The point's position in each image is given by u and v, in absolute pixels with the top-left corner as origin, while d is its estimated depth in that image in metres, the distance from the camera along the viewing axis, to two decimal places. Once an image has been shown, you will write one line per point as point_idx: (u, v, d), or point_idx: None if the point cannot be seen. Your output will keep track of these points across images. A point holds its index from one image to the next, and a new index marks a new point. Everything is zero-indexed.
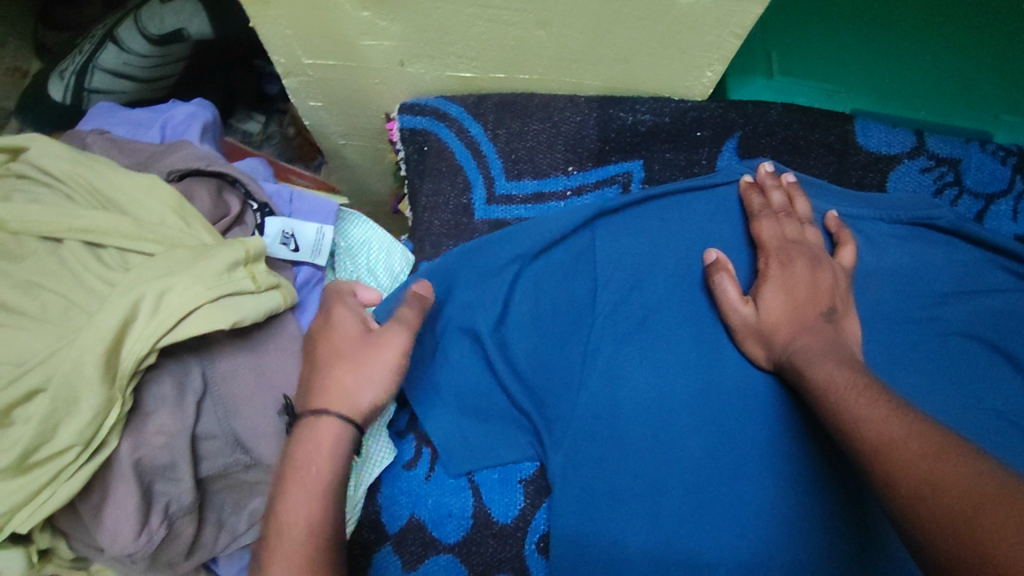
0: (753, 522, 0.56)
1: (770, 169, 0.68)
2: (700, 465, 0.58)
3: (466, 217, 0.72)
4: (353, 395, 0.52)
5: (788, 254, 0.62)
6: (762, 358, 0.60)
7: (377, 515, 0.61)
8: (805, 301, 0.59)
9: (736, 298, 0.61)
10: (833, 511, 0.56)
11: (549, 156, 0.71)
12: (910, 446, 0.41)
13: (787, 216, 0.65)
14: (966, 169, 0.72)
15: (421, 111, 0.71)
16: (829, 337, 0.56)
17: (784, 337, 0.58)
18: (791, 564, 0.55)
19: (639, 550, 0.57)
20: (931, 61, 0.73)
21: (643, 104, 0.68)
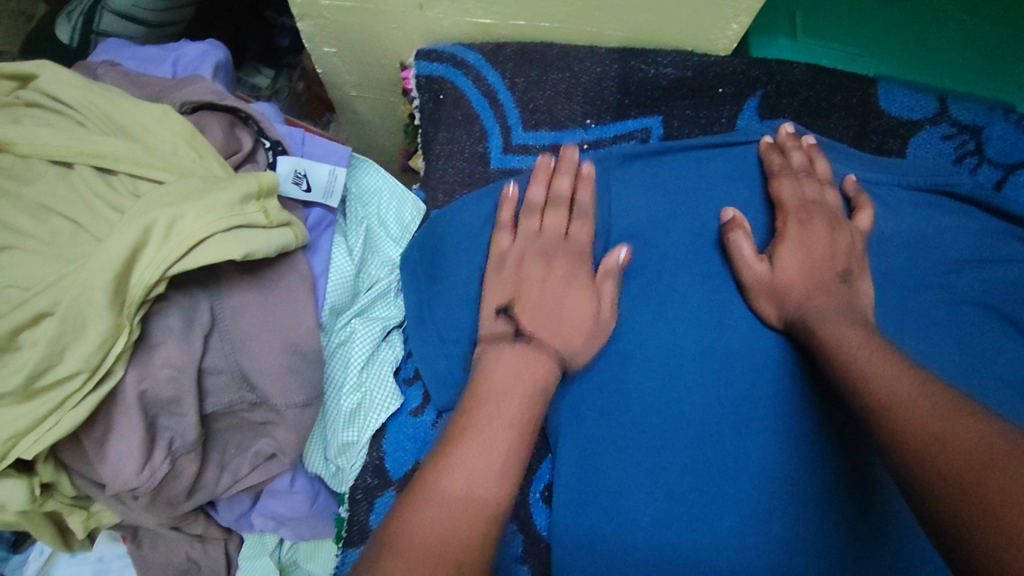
0: (757, 478, 0.56)
1: (792, 130, 0.67)
2: (706, 422, 0.58)
3: (482, 165, 0.70)
4: (562, 300, 0.56)
5: (808, 214, 0.61)
6: (773, 317, 0.59)
7: (381, 460, 0.61)
8: (823, 261, 0.59)
9: (751, 255, 0.60)
10: (839, 471, 0.55)
11: (568, 107, 0.70)
12: (918, 406, 0.42)
13: (808, 176, 0.64)
14: (988, 138, 0.71)
15: (437, 58, 0.70)
16: (843, 298, 0.56)
17: (798, 294, 0.58)
18: (793, 522, 0.54)
19: (641, 504, 0.56)
20: (958, 27, 0.70)
21: (665, 56, 0.66)
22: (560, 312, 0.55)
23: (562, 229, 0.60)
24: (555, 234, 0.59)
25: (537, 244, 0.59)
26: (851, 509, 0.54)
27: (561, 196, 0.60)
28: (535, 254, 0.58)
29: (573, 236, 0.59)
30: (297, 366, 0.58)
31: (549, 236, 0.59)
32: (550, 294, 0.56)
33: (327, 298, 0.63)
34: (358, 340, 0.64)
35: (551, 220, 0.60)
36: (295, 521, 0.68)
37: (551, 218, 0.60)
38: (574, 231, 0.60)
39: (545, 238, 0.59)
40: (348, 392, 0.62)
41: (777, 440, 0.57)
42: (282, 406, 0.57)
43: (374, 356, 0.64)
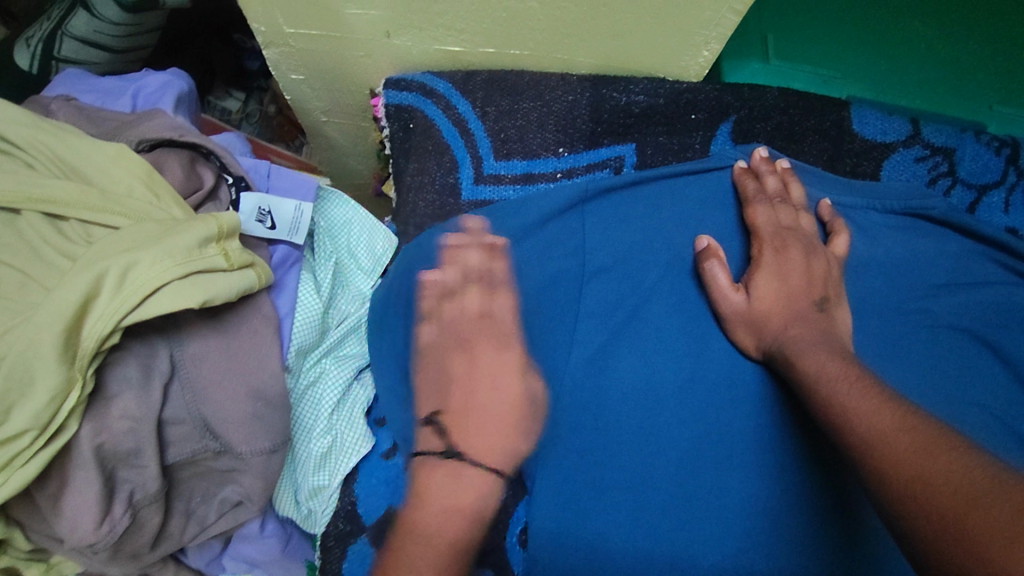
0: (739, 514, 0.55)
1: (763, 155, 0.66)
2: (686, 457, 0.57)
3: (453, 198, 0.67)
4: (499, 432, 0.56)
5: (782, 241, 0.61)
6: (750, 347, 0.59)
7: (354, 506, 0.58)
8: (799, 290, 0.58)
9: (726, 285, 0.59)
10: (824, 504, 0.55)
11: (539, 135, 0.67)
12: (896, 442, 0.41)
13: (782, 203, 0.63)
14: (960, 160, 0.68)
15: (406, 86, 0.68)
16: (821, 328, 0.56)
17: (776, 325, 0.57)
18: (775, 558, 0.53)
19: (621, 545, 0.54)
20: (927, 50, 0.72)
21: (637, 84, 0.65)
22: (482, 431, 0.55)
23: (479, 307, 0.60)
24: (471, 315, 0.60)
25: (447, 332, 0.59)
26: (835, 543, 0.53)
27: (473, 273, 0.62)
28: (454, 344, 0.59)
29: (495, 313, 0.60)
30: (263, 413, 0.54)
31: (466, 319, 0.60)
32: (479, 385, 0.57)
33: (292, 339, 0.60)
34: (329, 379, 0.61)
35: (470, 301, 0.61)
36: (268, 564, 0.66)
37: (469, 297, 0.61)
38: (494, 308, 0.61)
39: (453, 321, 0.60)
40: (317, 436, 0.59)
41: (759, 476, 0.56)
42: (247, 453, 0.54)
43: (344, 399, 0.61)
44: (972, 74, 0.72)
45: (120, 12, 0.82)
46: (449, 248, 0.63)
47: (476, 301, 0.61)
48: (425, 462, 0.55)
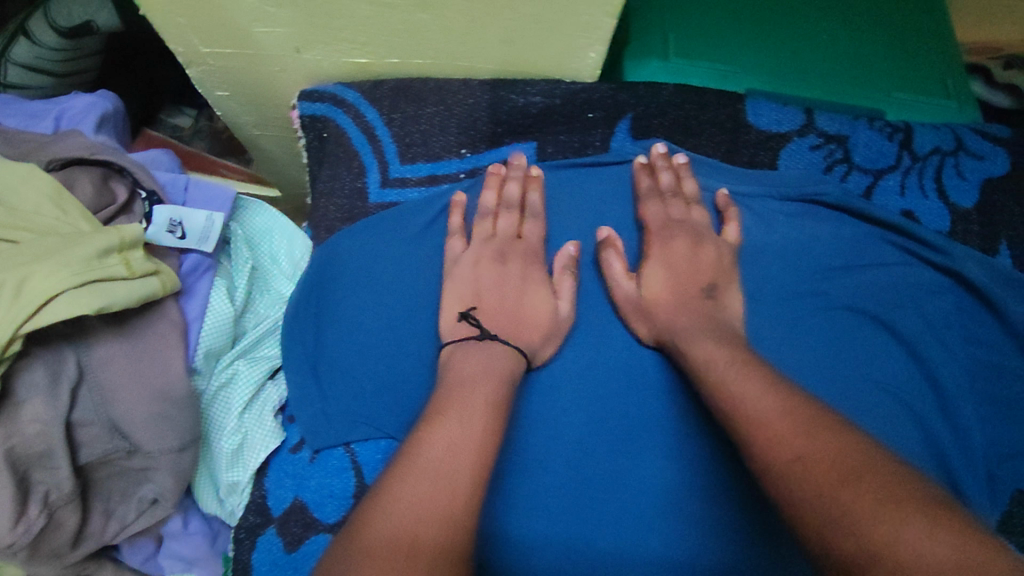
0: (650, 495, 0.59)
1: (662, 150, 0.67)
2: (594, 447, 0.60)
3: (360, 202, 0.68)
4: (524, 329, 0.59)
5: (669, 233, 0.64)
6: (645, 335, 0.62)
7: (264, 499, 0.60)
8: (686, 281, 0.62)
9: (620, 274, 0.63)
10: (711, 485, 0.58)
11: (442, 139, 0.69)
12: (783, 424, 0.44)
13: (673, 197, 0.66)
14: (855, 146, 0.70)
15: (319, 98, 0.70)
16: (706, 313, 0.59)
17: (664, 313, 0.60)
18: (686, 532, 0.57)
19: (544, 536, 0.58)
20: (827, 42, 0.76)
21: (534, 85, 0.67)
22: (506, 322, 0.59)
23: (514, 230, 0.64)
24: (508, 235, 0.64)
25: (490, 246, 0.63)
26: (724, 521, 0.57)
27: (511, 200, 0.65)
28: (491, 256, 0.63)
29: (525, 236, 0.64)
30: (170, 412, 0.57)
31: (502, 238, 0.64)
32: (507, 298, 0.61)
33: (201, 343, 0.62)
34: (241, 379, 0.63)
35: (503, 223, 0.65)
36: (203, 561, 0.67)
37: (504, 219, 0.64)
38: (527, 232, 0.65)
39: (498, 239, 0.63)
40: (227, 433, 0.61)
41: (652, 459, 0.60)
42: (155, 451, 0.57)
43: (256, 397, 0.64)
44: (860, 69, 0.76)
45: (57, 38, 0.86)
46: (354, 249, 0.65)
47: (382, 303, 0.63)
48: (464, 343, 0.57)
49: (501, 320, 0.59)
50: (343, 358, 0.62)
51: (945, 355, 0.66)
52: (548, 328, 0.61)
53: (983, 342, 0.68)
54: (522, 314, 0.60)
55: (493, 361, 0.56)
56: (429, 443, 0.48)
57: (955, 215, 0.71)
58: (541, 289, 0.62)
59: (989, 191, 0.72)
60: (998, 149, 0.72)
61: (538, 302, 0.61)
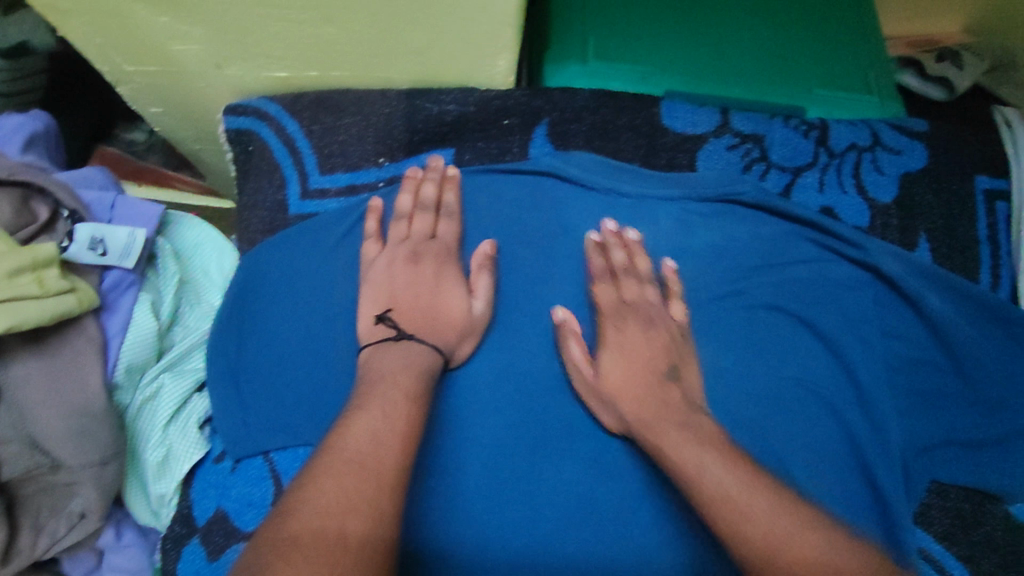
0: (574, 498, 0.60)
1: (612, 228, 0.66)
2: (518, 453, 0.61)
3: (281, 214, 0.69)
4: (439, 330, 0.60)
5: (625, 317, 0.63)
6: (610, 424, 0.60)
7: (190, 509, 0.62)
8: (641, 366, 0.60)
9: (579, 355, 0.62)
10: (626, 486, 0.60)
11: (359, 148, 0.70)
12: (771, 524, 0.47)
13: (626, 278, 0.65)
14: (771, 144, 0.72)
15: (244, 112, 0.71)
16: (677, 402, 0.57)
17: (621, 403, 0.59)
18: (611, 533, 0.59)
19: (473, 544, 0.58)
20: (749, 40, 0.76)
21: (448, 94, 0.68)
22: (419, 321, 0.59)
23: (428, 230, 0.65)
24: (422, 235, 0.64)
25: (404, 247, 0.63)
26: (640, 521, 0.59)
27: (427, 202, 0.66)
28: (404, 257, 0.63)
29: (439, 236, 0.65)
30: (90, 427, 0.58)
31: (416, 238, 0.64)
32: (422, 297, 0.61)
33: (123, 357, 0.63)
34: (166, 393, 0.64)
35: (419, 224, 0.65)
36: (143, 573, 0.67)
37: (419, 219, 0.65)
38: (442, 232, 0.65)
39: (412, 241, 0.64)
40: (151, 445, 0.62)
41: (570, 461, 0.61)
42: (77, 465, 0.58)
43: (182, 409, 0.65)
44: (783, 65, 0.76)
45: None
46: (276, 262, 0.66)
47: (301, 314, 0.64)
48: (380, 345, 0.58)
49: (417, 318, 0.59)
50: (265, 369, 0.63)
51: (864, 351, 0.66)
52: (463, 329, 0.61)
53: (902, 336, 0.69)
54: (438, 314, 0.60)
55: (405, 357, 0.57)
56: (351, 436, 0.48)
57: (875, 210, 0.72)
58: (456, 290, 0.62)
59: (908, 184, 0.72)
60: (915, 142, 0.73)
61: (455, 299, 0.62)
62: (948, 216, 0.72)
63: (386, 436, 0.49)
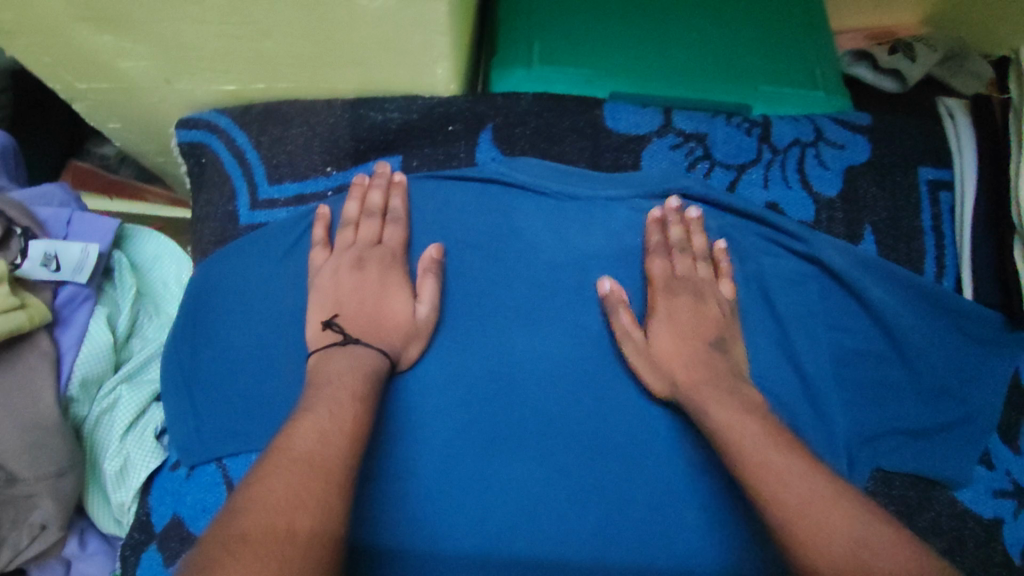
0: (522, 497, 0.61)
1: (676, 204, 0.69)
2: (467, 454, 0.62)
3: (232, 225, 0.71)
4: (384, 333, 0.61)
5: (673, 290, 0.65)
6: (659, 390, 0.62)
7: (147, 516, 0.63)
8: (689, 337, 0.63)
9: (628, 323, 0.64)
10: (574, 483, 0.61)
11: (306, 158, 0.71)
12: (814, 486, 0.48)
13: (681, 252, 0.67)
14: (713, 143, 0.73)
15: (195, 125, 0.73)
16: (717, 367, 0.61)
17: (677, 370, 0.61)
18: (558, 530, 0.60)
19: (425, 546, 0.59)
20: (692, 37, 0.78)
21: (391, 103, 0.70)
22: (363, 326, 0.61)
23: (376, 235, 0.66)
24: (367, 241, 0.65)
25: (349, 253, 0.65)
26: (587, 518, 0.60)
27: (372, 208, 0.67)
28: (349, 263, 0.64)
29: (386, 240, 0.66)
30: (43, 440, 0.59)
31: (362, 244, 0.65)
32: (367, 302, 0.62)
33: (77, 369, 0.64)
34: (122, 404, 0.65)
35: (365, 230, 0.66)
36: None
37: (364, 226, 0.66)
38: (388, 237, 0.66)
39: (357, 246, 0.65)
40: (109, 456, 0.64)
41: (514, 462, 0.62)
42: (32, 478, 0.58)
43: (139, 420, 0.66)
44: (727, 62, 0.77)
45: None
46: (227, 273, 0.68)
47: (252, 323, 0.65)
48: (328, 350, 0.59)
49: (362, 322, 0.61)
50: (217, 378, 0.64)
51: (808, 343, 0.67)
52: (408, 332, 0.62)
53: (849, 329, 0.68)
54: (382, 318, 0.62)
55: (351, 359, 0.58)
56: (299, 436, 0.50)
57: (820, 203, 0.73)
58: (401, 294, 0.63)
59: (852, 178, 0.73)
60: (857, 136, 0.74)
61: (398, 305, 0.62)
62: (893, 208, 0.73)
63: (331, 433, 0.50)
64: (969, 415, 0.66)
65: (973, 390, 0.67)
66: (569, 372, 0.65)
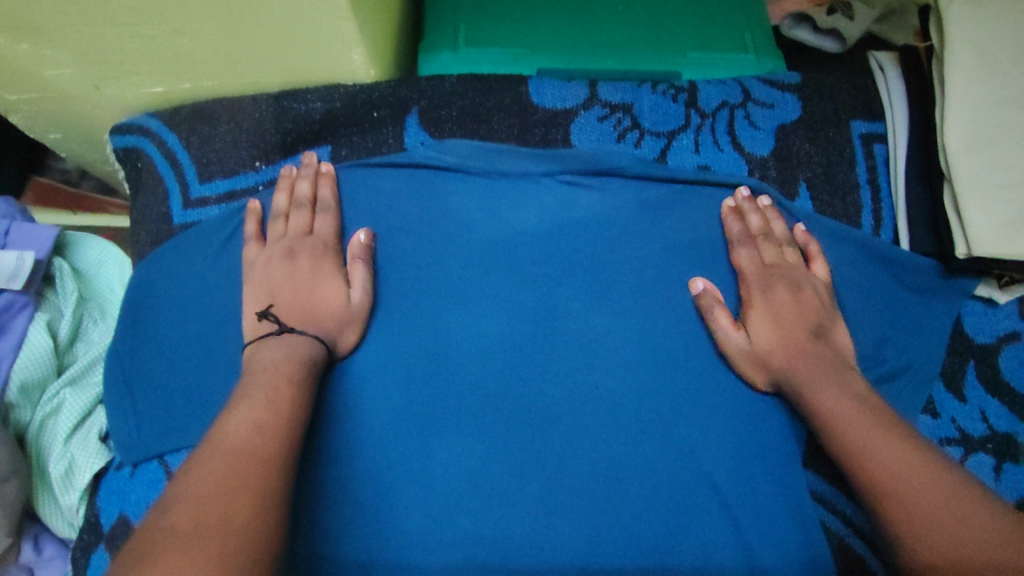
0: (463, 477, 0.60)
1: (747, 193, 0.69)
2: (408, 441, 0.61)
3: (166, 225, 0.72)
4: (314, 317, 0.60)
5: (768, 281, 0.65)
6: (762, 382, 0.62)
7: (96, 517, 0.62)
8: (791, 325, 0.62)
9: (727, 325, 0.63)
10: (509, 455, 0.61)
11: (235, 154, 0.72)
12: (940, 493, 0.49)
13: (765, 240, 0.67)
14: (640, 112, 0.74)
15: (128, 130, 0.73)
16: (825, 357, 0.60)
17: (779, 360, 0.61)
18: (503, 510, 0.59)
19: (365, 534, 0.58)
20: (616, 7, 0.78)
21: (313, 92, 0.70)
22: (293, 314, 0.60)
23: (306, 226, 0.66)
24: (299, 232, 0.66)
25: (280, 244, 0.65)
26: (527, 492, 0.60)
27: (302, 199, 0.67)
28: (280, 255, 0.64)
29: (316, 231, 0.66)
30: None
31: (293, 235, 0.66)
32: (299, 291, 0.62)
33: (16, 375, 0.65)
34: (67, 407, 0.66)
35: (295, 222, 0.66)
36: None
37: (295, 219, 0.66)
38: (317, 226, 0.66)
39: (288, 238, 0.65)
40: (54, 459, 0.64)
41: (449, 439, 0.61)
42: None
43: (85, 421, 0.66)
44: (650, 32, 0.77)
45: None
46: (164, 270, 0.68)
47: (188, 318, 0.66)
48: (262, 340, 0.58)
49: (293, 312, 0.60)
50: (157, 375, 0.64)
51: (755, 293, 0.64)
52: (344, 318, 0.62)
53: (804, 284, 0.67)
54: (315, 306, 0.61)
55: (283, 349, 0.57)
56: (234, 428, 0.49)
57: (751, 162, 0.73)
58: (333, 280, 0.63)
59: (784, 136, 0.73)
60: (786, 94, 0.74)
61: (331, 292, 0.62)
62: (826, 163, 0.73)
63: (262, 425, 0.51)
64: (910, 364, 0.65)
65: (911, 340, 0.66)
66: (506, 349, 0.65)
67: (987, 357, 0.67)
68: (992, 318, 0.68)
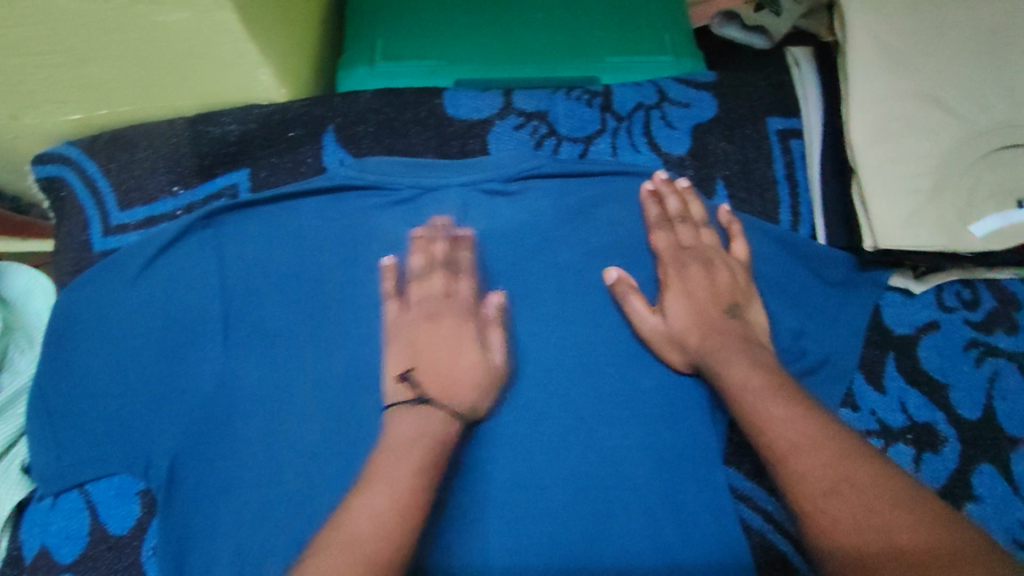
0: None
1: (663, 176, 0.70)
2: (325, 463, 0.60)
3: (86, 253, 0.72)
4: (460, 378, 0.56)
5: (682, 262, 0.66)
6: (679, 362, 0.63)
7: (19, 549, 0.64)
8: (707, 307, 0.63)
9: (642, 308, 0.64)
10: (533, 487, 0.60)
11: (154, 179, 0.73)
12: (829, 465, 0.48)
13: (681, 223, 0.68)
14: (555, 118, 0.75)
15: (48, 160, 0.72)
16: (735, 334, 0.61)
17: (694, 341, 0.61)
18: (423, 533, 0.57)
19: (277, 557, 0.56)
20: (531, 13, 0.78)
21: (228, 115, 0.71)
22: (441, 381, 0.55)
23: (441, 288, 0.62)
24: (436, 295, 0.61)
25: (421, 308, 0.60)
26: (445, 509, 0.58)
27: (438, 260, 0.64)
28: (422, 317, 0.60)
29: (455, 293, 0.62)
30: None
31: (433, 298, 0.61)
32: (443, 355, 0.57)
33: None
34: None
35: (434, 282, 0.62)
36: None
37: (434, 279, 0.62)
38: None
39: (426, 300, 0.61)
40: None
41: (474, 485, 0.59)
42: None
43: (9, 452, 0.67)
44: (567, 37, 0.77)
45: None
46: (83, 298, 0.68)
47: (109, 345, 0.66)
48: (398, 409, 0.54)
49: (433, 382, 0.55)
50: (78, 404, 0.64)
51: (669, 272, 0.65)
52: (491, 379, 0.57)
53: (775, 300, 0.66)
54: (457, 374, 0.56)
55: (403, 429, 0.52)
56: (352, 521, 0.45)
57: (668, 162, 0.74)
58: (472, 344, 0.58)
59: (700, 135, 0.74)
60: (702, 93, 0.76)
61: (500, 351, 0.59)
62: (743, 161, 0.73)
63: (380, 525, 0.45)
64: (828, 357, 0.66)
65: (830, 334, 0.67)
66: None
67: (906, 348, 0.68)
68: (910, 308, 0.69)
